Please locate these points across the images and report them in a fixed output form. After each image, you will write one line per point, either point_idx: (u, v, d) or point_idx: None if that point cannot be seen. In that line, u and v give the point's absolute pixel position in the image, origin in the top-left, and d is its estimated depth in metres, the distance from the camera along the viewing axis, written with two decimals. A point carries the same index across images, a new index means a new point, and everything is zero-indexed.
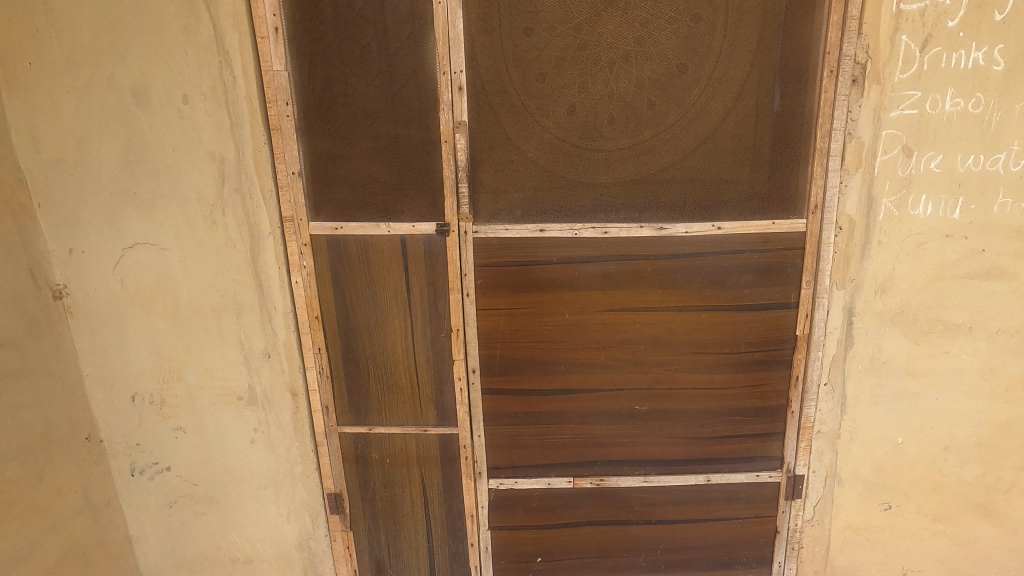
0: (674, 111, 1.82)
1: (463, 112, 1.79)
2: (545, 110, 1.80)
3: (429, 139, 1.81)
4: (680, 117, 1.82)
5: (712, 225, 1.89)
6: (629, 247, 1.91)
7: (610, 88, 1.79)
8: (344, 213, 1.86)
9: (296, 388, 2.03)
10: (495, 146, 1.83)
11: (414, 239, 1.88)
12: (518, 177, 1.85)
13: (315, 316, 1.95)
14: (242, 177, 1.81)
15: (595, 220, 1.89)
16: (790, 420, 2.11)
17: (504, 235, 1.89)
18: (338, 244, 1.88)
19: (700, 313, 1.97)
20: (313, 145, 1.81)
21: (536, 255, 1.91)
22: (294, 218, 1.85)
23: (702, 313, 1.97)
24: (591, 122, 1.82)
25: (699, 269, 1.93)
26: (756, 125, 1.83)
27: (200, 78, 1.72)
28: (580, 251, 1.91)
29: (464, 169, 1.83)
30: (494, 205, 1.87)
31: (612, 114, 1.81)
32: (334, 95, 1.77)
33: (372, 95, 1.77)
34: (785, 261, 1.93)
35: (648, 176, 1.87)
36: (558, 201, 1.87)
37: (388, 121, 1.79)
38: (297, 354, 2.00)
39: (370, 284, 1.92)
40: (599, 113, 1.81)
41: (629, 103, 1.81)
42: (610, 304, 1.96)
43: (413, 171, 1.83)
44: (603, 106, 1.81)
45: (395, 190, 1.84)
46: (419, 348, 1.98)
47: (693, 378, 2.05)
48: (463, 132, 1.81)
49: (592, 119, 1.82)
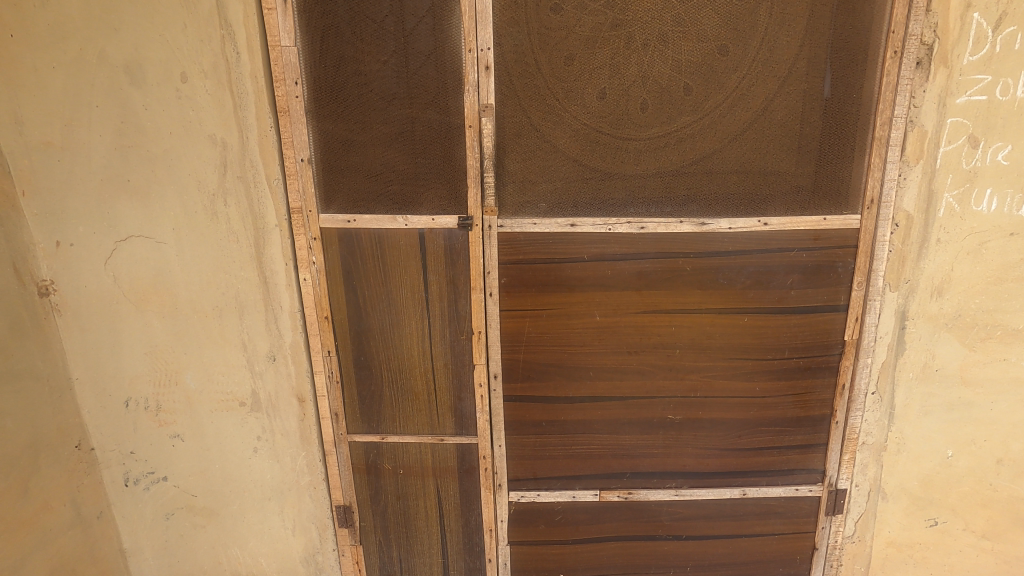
0: (715, 96, 1.66)
1: (491, 94, 1.63)
2: (575, 95, 1.65)
3: (452, 124, 1.65)
4: (724, 104, 1.67)
5: (758, 220, 1.73)
6: (667, 244, 1.75)
7: (645, 72, 1.64)
8: (358, 204, 1.69)
9: (303, 394, 1.88)
10: (522, 133, 1.67)
11: (434, 234, 1.72)
12: (547, 167, 1.70)
13: (325, 316, 1.80)
14: (246, 165, 1.65)
15: (631, 214, 1.73)
16: (834, 431, 1.96)
17: (532, 230, 1.73)
18: (351, 238, 1.72)
19: (742, 317, 1.81)
20: (323, 129, 1.64)
21: (565, 253, 1.75)
22: (302, 209, 1.69)
23: (745, 316, 1.81)
24: (627, 108, 1.66)
25: (743, 269, 1.77)
26: (805, 111, 1.67)
27: (200, 54, 1.56)
28: (613, 248, 1.75)
29: (490, 157, 1.67)
30: (521, 196, 1.71)
31: (649, 99, 1.66)
32: (347, 74, 1.60)
33: (388, 76, 1.61)
34: (835, 260, 1.77)
35: (687, 168, 1.71)
36: (591, 194, 1.72)
37: (406, 103, 1.63)
38: (304, 358, 1.84)
39: (385, 282, 1.76)
40: (635, 98, 1.65)
41: (667, 87, 1.65)
42: (644, 306, 1.81)
43: (434, 160, 1.67)
44: (638, 91, 1.65)
45: (413, 179, 1.68)
46: (436, 352, 1.83)
47: (731, 386, 1.89)
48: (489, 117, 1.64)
49: (626, 105, 1.66)
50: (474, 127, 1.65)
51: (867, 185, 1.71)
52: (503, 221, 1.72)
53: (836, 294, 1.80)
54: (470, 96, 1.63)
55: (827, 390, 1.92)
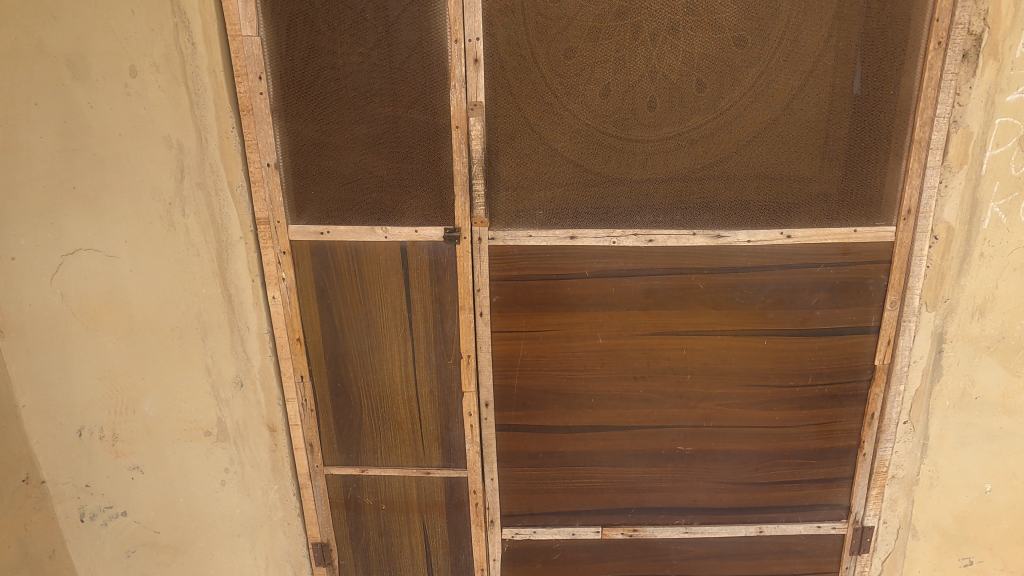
0: (734, 94, 1.48)
1: (480, 91, 1.45)
2: (576, 92, 1.46)
3: (437, 125, 1.46)
4: (743, 102, 1.48)
5: (780, 233, 1.55)
6: (678, 259, 1.56)
7: (655, 66, 1.45)
8: (332, 214, 1.51)
9: (274, 423, 1.70)
10: (516, 135, 1.49)
11: (417, 248, 1.53)
12: (544, 173, 1.51)
13: (297, 338, 1.62)
14: (205, 170, 1.47)
15: (638, 225, 1.55)
16: (862, 464, 1.78)
17: (527, 243, 1.55)
18: (324, 252, 1.54)
19: (761, 340, 1.62)
20: (292, 130, 1.46)
21: (564, 269, 1.57)
22: (270, 219, 1.51)
23: (764, 339, 1.63)
24: (633, 106, 1.48)
25: (762, 287, 1.58)
26: (835, 109, 1.49)
27: (151, 45, 1.37)
28: (618, 264, 1.57)
29: (480, 161, 1.49)
30: (515, 205, 1.53)
31: (659, 97, 1.47)
32: (318, 68, 1.42)
33: (364, 70, 1.42)
34: (866, 276, 1.58)
35: (701, 174, 1.53)
36: (593, 203, 1.54)
37: (385, 100, 1.44)
38: (274, 385, 1.66)
39: (363, 300, 1.58)
40: (643, 95, 1.47)
41: (679, 84, 1.47)
42: (652, 328, 1.62)
43: (417, 165, 1.48)
44: (646, 88, 1.47)
45: (394, 185, 1.50)
46: (421, 378, 1.65)
47: (748, 415, 1.71)
48: (479, 117, 1.46)
49: (633, 104, 1.48)
50: (462, 127, 1.47)
51: (903, 192, 1.53)
52: (495, 233, 1.54)
53: (867, 315, 1.62)
54: (457, 94, 1.45)
55: (855, 420, 1.73)
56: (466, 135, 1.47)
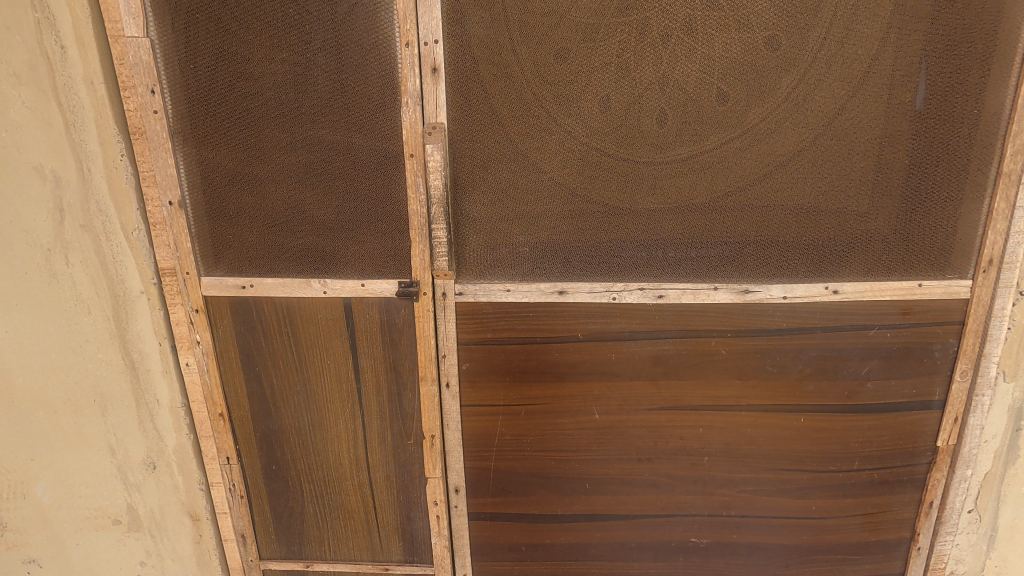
0: (768, 113, 1.15)
1: (441, 107, 1.12)
2: (566, 110, 1.14)
3: (386, 152, 1.13)
4: (780, 123, 1.16)
5: (825, 287, 1.23)
6: (695, 319, 1.25)
7: (668, 78, 1.13)
8: (257, 264, 1.19)
9: (198, 511, 1.39)
10: (490, 163, 1.16)
11: (365, 306, 1.21)
12: (525, 211, 1.19)
13: (219, 414, 1.30)
14: (90, 209, 1.14)
15: (645, 277, 1.23)
16: (913, 557, 1.43)
17: (504, 300, 1.22)
18: (249, 310, 1.22)
19: (798, 417, 1.30)
20: (200, 157, 1.13)
21: (551, 331, 1.25)
22: (176, 271, 1.19)
23: (801, 416, 1.31)
24: (640, 128, 1.15)
25: (800, 353, 1.26)
26: (901, 131, 1.15)
27: (8, 49, 1.05)
28: (619, 324, 1.25)
29: (440, 200, 1.15)
30: (489, 252, 1.21)
31: (672, 117, 1.15)
32: (229, 78, 1.08)
33: (291, 82, 1.09)
34: (931, 341, 1.26)
35: (726, 213, 1.20)
36: (588, 250, 1.21)
37: (319, 120, 1.11)
38: (195, 466, 1.36)
39: (300, 369, 1.27)
40: (653, 114, 1.15)
41: (698, 100, 1.14)
42: (661, 402, 1.31)
43: (362, 203, 1.16)
44: (657, 105, 1.14)
45: (334, 228, 1.17)
46: (375, 460, 1.33)
47: (779, 504, 1.38)
48: (439, 142, 1.13)
49: (640, 125, 1.15)
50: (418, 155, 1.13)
51: (982, 237, 1.20)
52: (464, 287, 1.21)
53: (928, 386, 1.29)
54: (410, 111, 1.11)
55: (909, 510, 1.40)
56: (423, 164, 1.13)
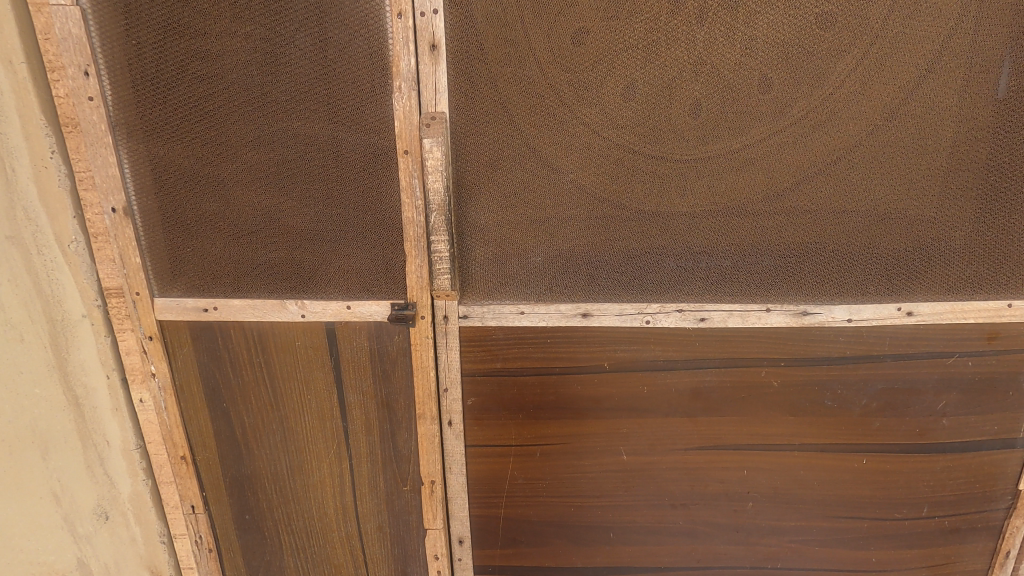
0: (839, 99, 0.95)
1: (440, 93, 0.92)
2: (593, 97, 0.94)
3: (375, 149, 0.93)
4: (853, 111, 0.95)
5: (897, 307, 1.02)
6: (743, 345, 1.05)
7: (717, 57, 0.93)
8: (220, 282, 0.99)
9: (159, 566, 1.20)
10: (500, 161, 0.96)
11: (350, 332, 1.02)
12: (543, 219, 0.99)
13: (181, 456, 1.11)
14: (13, 214, 0.91)
15: (684, 296, 1.03)
16: None
17: (517, 324, 1.03)
18: (212, 337, 1.02)
19: (860, 458, 1.11)
20: (149, 154, 0.93)
21: (571, 360, 1.05)
22: (123, 291, 0.99)
23: (863, 456, 1.11)
24: (681, 120, 0.95)
25: (865, 385, 1.07)
26: (1003, 120, 0.94)
27: None
28: (652, 352, 1.05)
29: (440, 206, 0.93)
30: (498, 268, 1.01)
31: (721, 105, 0.95)
32: (182, 56, 0.88)
33: (258, 62, 0.89)
34: (1019, 370, 1.07)
35: (783, 219, 1.00)
36: (617, 265, 1.02)
37: (295, 109, 0.91)
38: (154, 516, 1.17)
39: (275, 405, 1.07)
40: (697, 102, 0.95)
41: (753, 85, 0.94)
42: (699, 441, 1.11)
43: (347, 211, 0.96)
44: (702, 91, 0.94)
45: (313, 240, 0.98)
46: (364, 508, 1.14)
47: (832, 553, 1.19)
48: (438, 133, 0.91)
49: (682, 116, 0.95)
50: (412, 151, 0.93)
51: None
52: (468, 310, 1.02)
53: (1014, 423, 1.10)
54: (403, 97, 0.91)
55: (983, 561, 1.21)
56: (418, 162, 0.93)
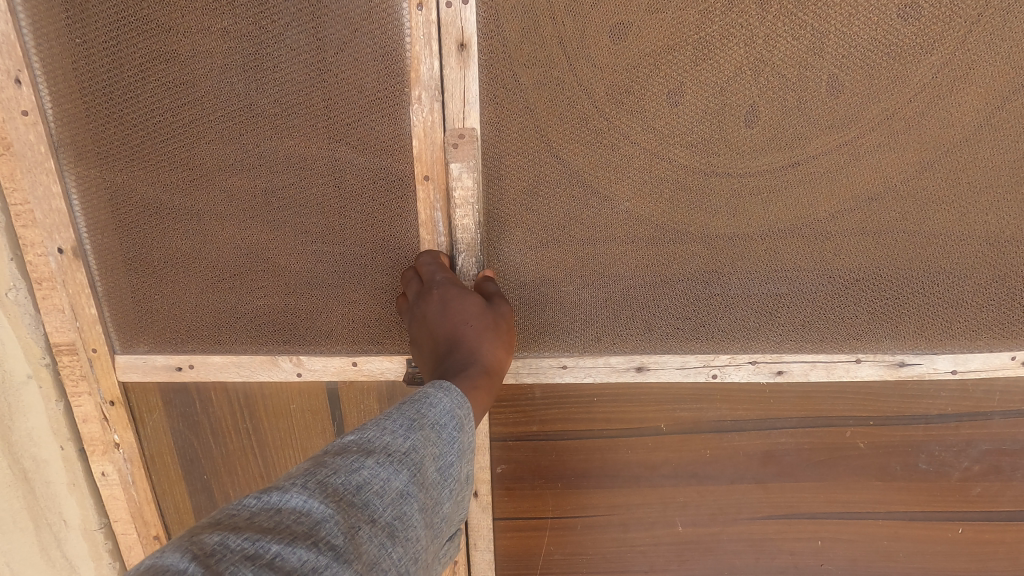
0: (994, 107, 0.72)
1: (471, 102, 0.72)
2: (662, 105, 0.73)
3: (388, 173, 0.75)
4: (1016, 113, 0.72)
5: (1010, 356, 0.81)
6: (827, 403, 0.89)
7: (833, 52, 0.70)
8: (197, 334, 0.81)
9: None
10: (543, 186, 0.77)
11: (356, 392, 0.85)
12: (592, 256, 0.80)
13: (154, 537, 0.92)
14: None
15: (765, 342, 0.83)
16: None
17: (557, 381, 0.85)
18: (191, 399, 0.85)
19: (955, 527, 0.93)
20: (105, 180, 0.74)
21: (623, 421, 0.90)
22: (77, 348, 0.80)
23: (959, 525, 0.93)
24: (780, 130, 0.74)
25: (968, 446, 0.89)
26: None
27: None
28: (718, 411, 0.89)
29: (471, 245, 0.78)
30: (535, 315, 0.83)
31: (837, 114, 0.73)
32: (143, 58, 0.69)
33: (239, 66, 0.70)
34: None
35: (901, 242, 0.78)
36: (680, 308, 0.82)
37: (287, 124, 0.73)
38: None
39: (268, 475, 0.90)
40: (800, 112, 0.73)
41: (879, 82, 0.71)
42: (764, 509, 0.94)
43: (352, 247, 0.78)
44: (807, 94, 0.72)
45: (311, 282, 0.80)
46: None
47: None
48: (467, 156, 0.73)
49: (779, 127, 0.74)
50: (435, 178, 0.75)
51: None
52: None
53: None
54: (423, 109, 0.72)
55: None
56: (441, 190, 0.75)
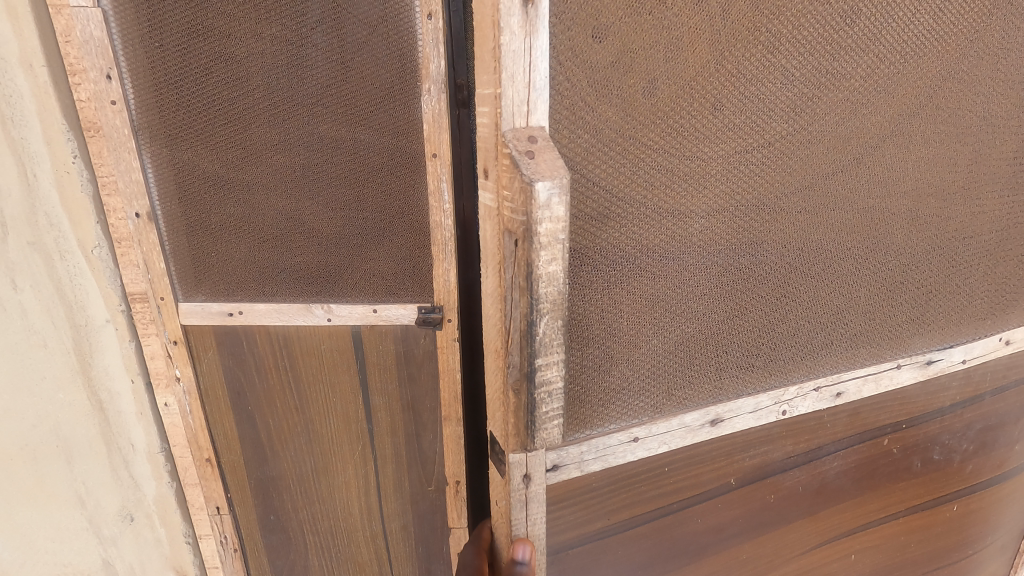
0: None
1: (536, 87, 0.44)
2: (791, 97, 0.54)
3: (402, 151, 0.92)
4: None
5: (998, 338, 0.76)
6: (878, 416, 0.73)
7: None
8: (244, 287, 0.99)
9: (184, 565, 1.21)
10: (606, 162, 0.48)
11: (377, 335, 1.01)
12: (693, 295, 0.56)
13: (206, 460, 1.11)
14: (39, 223, 0.93)
15: (822, 364, 0.66)
16: None
17: (628, 460, 0.59)
18: (240, 343, 1.02)
19: (949, 507, 0.86)
20: (172, 157, 0.91)
21: (693, 486, 0.64)
22: (148, 296, 0.99)
23: (953, 502, 0.87)
24: None
25: (965, 428, 0.82)
26: None
27: None
28: (782, 449, 0.68)
29: (557, 304, 0.48)
30: (604, 386, 0.56)
31: None
32: (204, 57, 0.86)
33: (284, 65, 0.87)
34: None
35: None
36: (735, 325, 0.60)
37: (320, 110, 0.90)
38: (179, 516, 1.17)
39: (301, 408, 1.07)
40: (850, 50, 0.55)
41: None
42: (824, 537, 0.76)
43: (371, 213, 0.95)
44: None
45: (339, 243, 0.97)
46: (390, 510, 1.14)
47: None
48: (561, 167, 0.45)
49: None
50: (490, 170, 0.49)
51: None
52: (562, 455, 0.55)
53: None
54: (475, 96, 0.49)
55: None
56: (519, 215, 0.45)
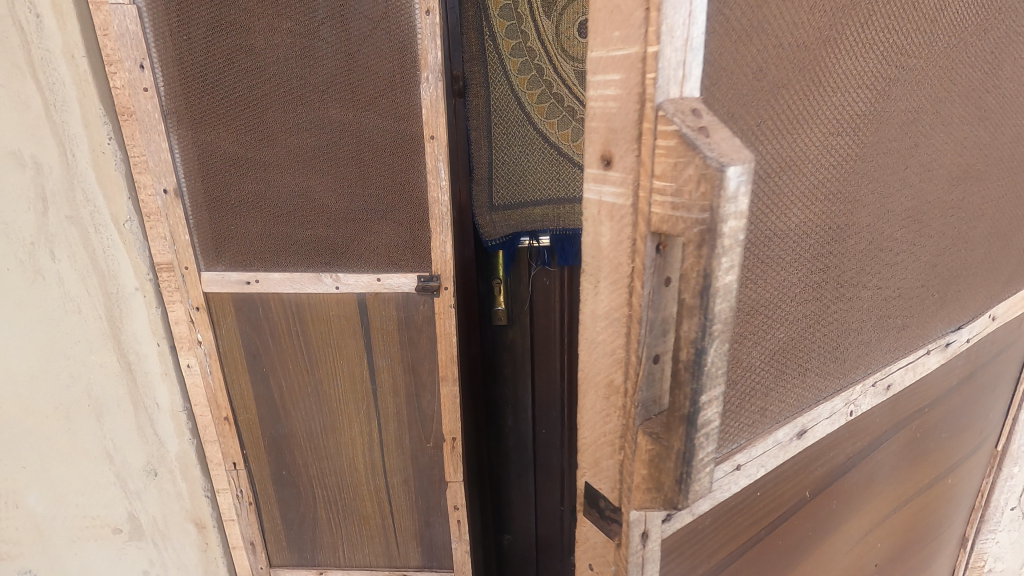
0: None
1: (692, 46, 0.38)
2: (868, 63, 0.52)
3: (403, 134, 1.02)
4: None
5: (989, 315, 0.85)
6: (907, 403, 0.78)
7: None
8: (261, 257, 1.09)
9: (203, 517, 1.31)
10: (756, 195, 0.47)
11: (380, 302, 1.12)
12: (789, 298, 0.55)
13: (224, 418, 1.21)
14: (76, 197, 1.04)
15: (876, 361, 0.69)
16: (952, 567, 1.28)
17: (732, 491, 0.57)
18: (256, 309, 1.13)
19: (947, 481, 0.99)
20: (197, 139, 1.02)
21: (775, 509, 0.65)
22: (174, 266, 1.09)
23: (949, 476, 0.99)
24: None
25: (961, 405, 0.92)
26: None
27: None
28: (844, 450, 0.71)
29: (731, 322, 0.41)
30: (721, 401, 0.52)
31: None
32: (226, 50, 0.97)
33: (297, 56, 0.97)
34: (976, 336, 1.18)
35: None
36: (818, 333, 0.60)
37: (329, 97, 1.00)
38: (198, 472, 1.27)
39: (311, 370, 1.17)
40: (871, 131, 0.55)
41: None
42: (864, 530, 0.83)
43: (376, 190, 1.05)
44: None
45: (347, 217, 1.07)
46: (391, 465, 1.25)
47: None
48: (740, 146, 0.38)
49: None
50: (618, 153, 0.42)
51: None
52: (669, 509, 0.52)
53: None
54: (598, 66, 0.42)
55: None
56: (695, 210, 0.38)
